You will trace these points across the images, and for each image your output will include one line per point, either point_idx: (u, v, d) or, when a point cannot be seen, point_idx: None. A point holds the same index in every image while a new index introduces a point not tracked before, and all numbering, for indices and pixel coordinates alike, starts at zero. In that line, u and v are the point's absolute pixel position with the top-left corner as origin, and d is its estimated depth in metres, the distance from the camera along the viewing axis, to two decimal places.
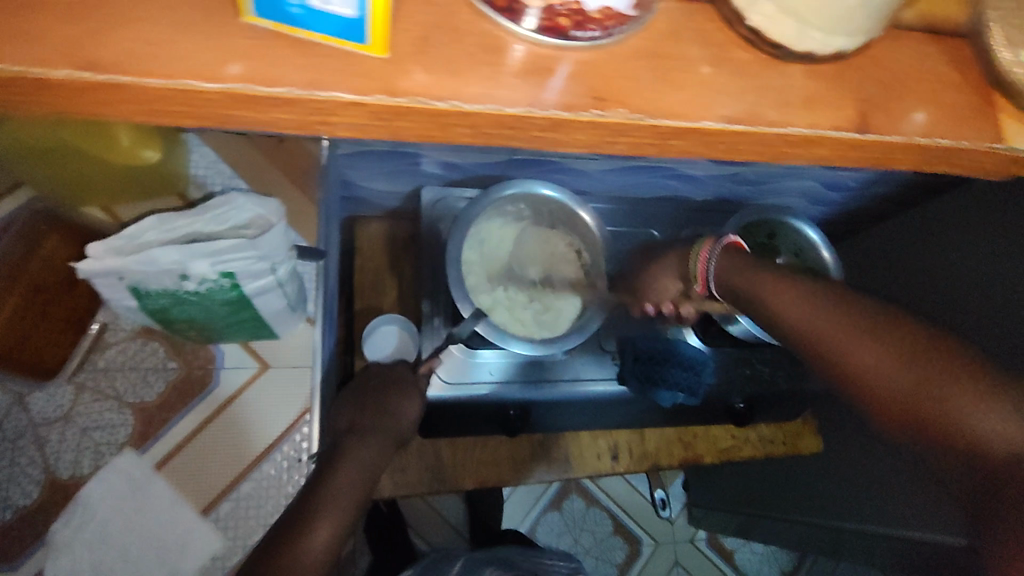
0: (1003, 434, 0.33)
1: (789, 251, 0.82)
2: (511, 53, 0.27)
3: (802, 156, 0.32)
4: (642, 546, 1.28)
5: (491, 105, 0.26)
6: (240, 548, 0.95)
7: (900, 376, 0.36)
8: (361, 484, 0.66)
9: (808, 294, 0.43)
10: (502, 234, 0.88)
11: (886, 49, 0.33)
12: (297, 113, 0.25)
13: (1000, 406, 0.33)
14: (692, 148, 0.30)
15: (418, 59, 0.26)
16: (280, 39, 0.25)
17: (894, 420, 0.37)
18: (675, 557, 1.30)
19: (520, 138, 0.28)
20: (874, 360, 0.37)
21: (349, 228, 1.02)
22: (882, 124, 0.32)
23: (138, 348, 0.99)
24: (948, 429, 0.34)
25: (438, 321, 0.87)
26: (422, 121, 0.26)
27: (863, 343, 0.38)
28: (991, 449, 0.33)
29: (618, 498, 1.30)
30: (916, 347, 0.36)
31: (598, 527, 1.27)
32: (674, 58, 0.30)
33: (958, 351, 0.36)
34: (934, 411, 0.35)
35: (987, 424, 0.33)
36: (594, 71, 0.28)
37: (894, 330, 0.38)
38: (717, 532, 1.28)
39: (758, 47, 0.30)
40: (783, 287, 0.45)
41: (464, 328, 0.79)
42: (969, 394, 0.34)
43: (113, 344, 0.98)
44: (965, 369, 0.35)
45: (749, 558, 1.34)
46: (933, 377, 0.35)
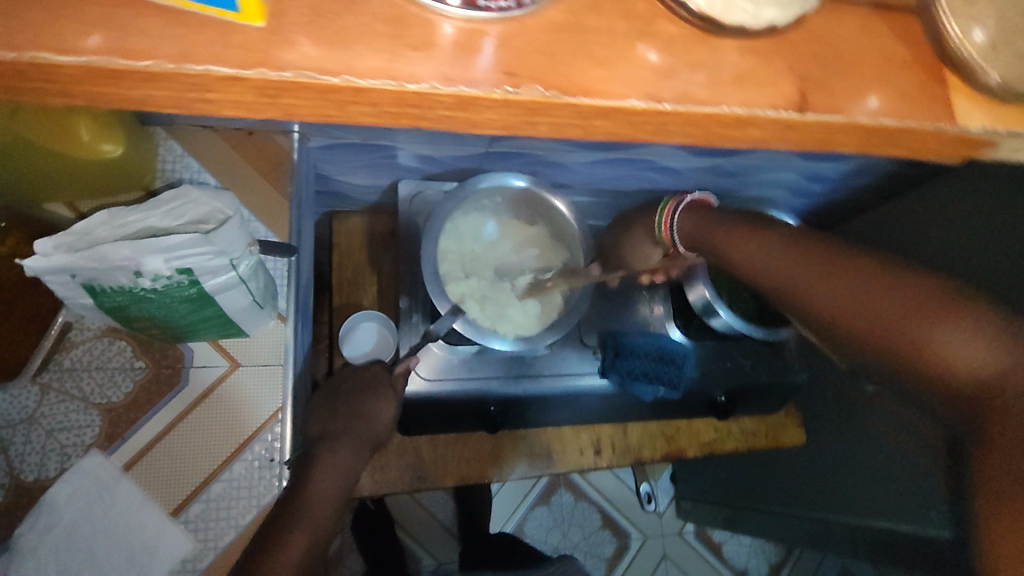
0: (973, 356, 0.33)
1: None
2: (411, 23, 0.25)
3: (738, 138, 0.30)
4: (629, 540, 1.27)
5: (394, 76, 0.24)
6: None
7: (878, 305, 0.38)
8: (337, 488, 0.65)
9: (791, 251, 0.46)
10: (477, 226, 0.85)
11: (826, 24, 0.31)
12: (172, 90, 0.23)
13: (970, 333, 0.33)
14: (618, 129, 0.28)
15: (306, 31, 0.24)
16: (151, 10, 0.23)
17: (865, 340, 0.38)
18: (663, 550, 1.28)
19: (427, 117, 0.26)
20: (858, 300, 0.39)
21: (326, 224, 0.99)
22: (822, 102, 0.30)
23: None
24: (909, 347, 0.35)
25: (417, 317, 0.85)
26: (319, 97, 0.24)
27: (834, 285, 0.41)
28: (963, 370, 0.33)
29: (606, 492, 1.29)
30: (919, 294, 0.36)
31: (587, 521, 1.25)
32: (594, 30, 0.27)
33: (967, 289, 0.35)
34: (892, 337, 0.36)
35: (962, 352, 0.33)
36: (505, 43, 0.26)
37: (888, 276, 0.38)
38: (708, 526, 1.26)
39: (686, 21, 0.28)
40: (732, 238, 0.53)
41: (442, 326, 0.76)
42: (944, 324, 0.34)
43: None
44: (950, 308, 0.34)
45: (738, 549, 1.32)
46: (907, 309, 0.36)
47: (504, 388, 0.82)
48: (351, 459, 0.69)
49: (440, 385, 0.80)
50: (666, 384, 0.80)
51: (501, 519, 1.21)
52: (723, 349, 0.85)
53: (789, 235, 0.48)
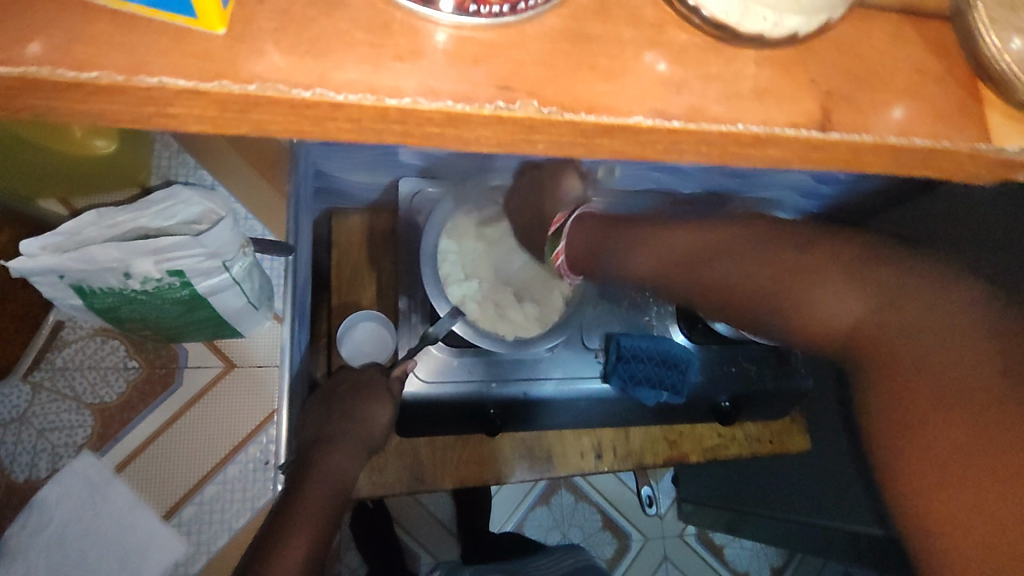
0: (853, 312, 0.48)
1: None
2: (396, 30, 0.23)
3: (757, 159, 0.27)
4: (630, 541, 1.24)
5: (374, 90, 0.22)
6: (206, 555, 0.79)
7: (765, 276, 0.53)
8: (330, 497, 0.65)
9: (696, 237, 0.60)
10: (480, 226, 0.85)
11: (853, 32, 0.28)
12: (127, 107, 0.21)
13: (850, 296, 0.48)
14: (625, 149, 0.26)
15: (277, 40, 0.21)
16: (102, 17, 0.20)
17: (752, 303, 0.55)
18: (664, 552, 1.26)
19: (414, 136, 0.24)
20: (752, 272, 0.54)
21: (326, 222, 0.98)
22: (848, 119, 0.27)
23: (100, 346, 0.85)
24: (789, 306, 0.51)
25: (416, 318, 0.81)
26: (292, 113, 0.22)
27: (726, 261, 0.56)
28: (845, 324, 0.48)
29: (607, 493, 1.26)
30: (787, 262, 0.52)
31: (587, 522, 1.23)
32: (598, 39, 0.25)
33: (850, 254, 0.50)
34: (778, 303, 0.52)
35: (838, 306, 0.48)
36: (500, 53, 0.24)
37: (774, 254, 0.53)
38: (709, 528, 1.24)
39: (699, 29, 0.26)
40: (643, 237, 0.64)
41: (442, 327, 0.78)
42: (822, 287, 0.49)
43: (72, 342, 0.83)
44: (818, 273, 0.50)
45: (739, 552, 1.30)
46: (804, 281, 0.50)
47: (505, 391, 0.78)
48: (345, 463, 0.69)
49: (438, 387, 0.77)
50: (669, 390, 0.79)
51: (502, 518, 1.19)
52: (728, 354, 0.84)
53: (683, 231, 0.61)
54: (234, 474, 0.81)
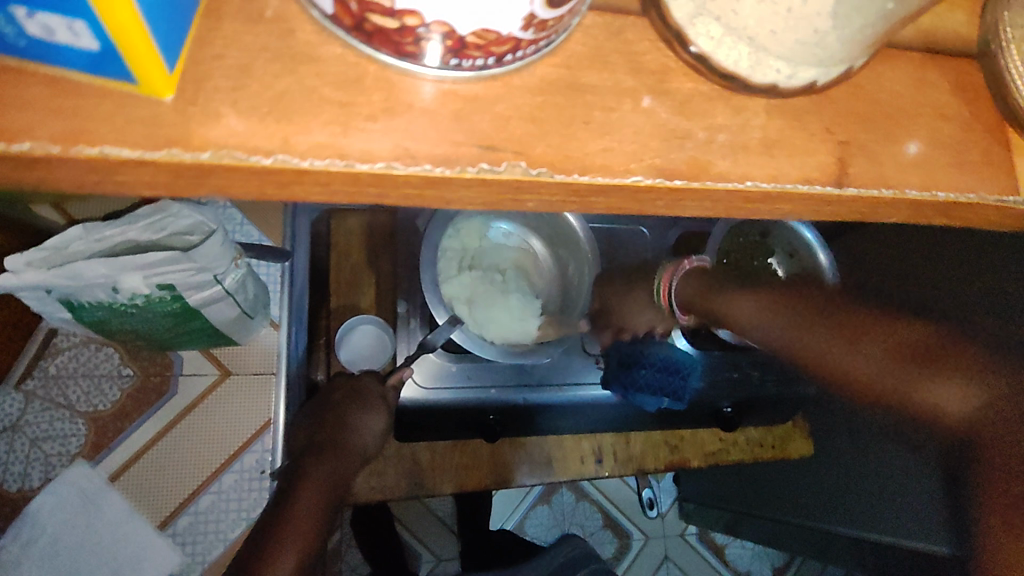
0: (963, 403, 0.40)
1: (781, 252, 0.74)
2: (368, 85, 0.21)
3: (764, 214, 0.25)
4: (631, 540, 1.23)
5: (344, 156, 0.20)
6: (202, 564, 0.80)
7: (869, 361, 0.46)
8: (323, 504, 0.61)
9: (770, 308, 0.54)
10: (478, 230, 0.80)
11: (872, 75, 0.26)
12: (67, 176, 0.19)
13: (957, 382, 0.41)
14: (622, 206, 0.24)
15: (237, 101, 0.19)
16: (36, 78, 0.18)
17: (865, 394, 0.48)
18: (665, 551, 1.24)
19: (391, 198, 0.21)
20: (857, 360, 0.47)
21: (325, 222, 0.88)
22: (866, 172, 0.25)
23: (94, 353, 0.84)
24: (919, 397, 0.43)
25: (415, 322, 0.81)
26: (253, 181, 0.20)
27: (837, 351, 0.48)
28: (952, 411, 0.41)
29: (608, 491, 1.24)
30: (903, 351, 0.44)
31: (588, 521, 1.21)
32: (593, 90, 0.23)
33: (930, 334, 0.45)
34: (904, 383, 0.43)
35: (948, 397, 0.41)
36: (484, 109, 0.21)
37: (893, 330, 0.46)
38: (710, 529, 1.22)
39: (706, 77, 0.24)
40: (728, 298, 0.57)
41: (441, 335, 0.72)
42: (929, 377, 0.42)
43: (66, 351, 0.83)
44: (944, 363, 0.42)
45: (740, 551, 1.28)
46: (905, 365, 0.43)
47: (506, 393, 0.77)
48: (336, 471, 0.65)
49: (434, 394, 0.76)
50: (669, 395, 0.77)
51: (502, 517, 1.17)
52: (730, 360, 0.80)
53: (766, 292, 0.56)
54: (230, 484, 0.82)
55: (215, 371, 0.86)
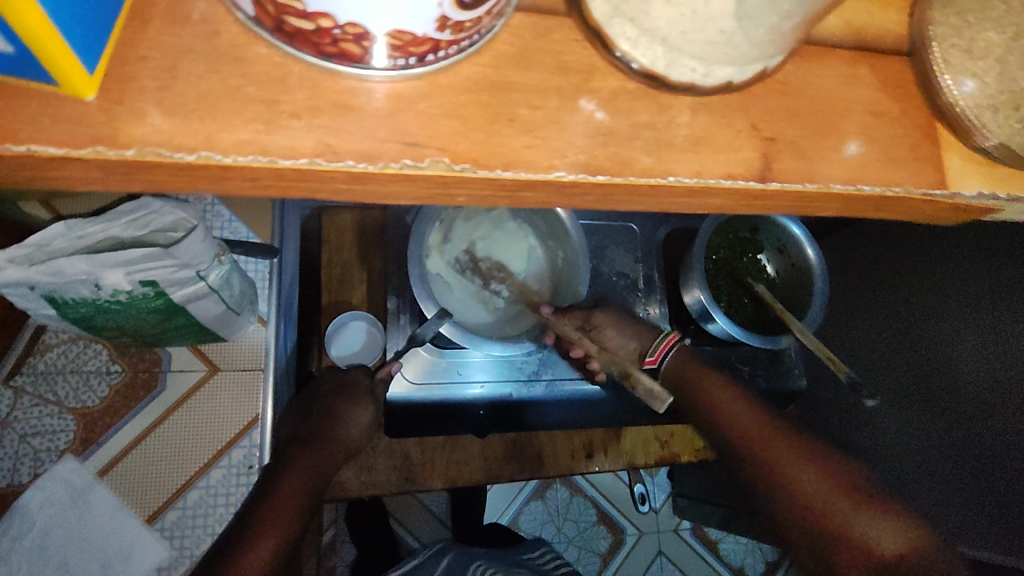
0: (889, 543, 0.44)
1: (770, 248, 0.77)
2: (293, 84, 0.21)
3: (694, 208, 0.26)
4: (624, 535, 1.23)
5: (266, 152, 0.20)
6: (190, 559, 0.78)
7: (814, 486, 0.48)
8: (305, 493, 0.62)
9: (750, 410, 0.58)
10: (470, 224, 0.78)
11: (802, 72, 0.27)
12: (0, 171, 0.19)
13: (884, 522, 0.45)
14: (552, 201, 0.24)
15: (161, 99, 0.20)
16: None
17: (811, 520, 0.47)
18: (657, 547, 1.24)
19: (322, 192, 0.22)
20: (811, 486, 0.48)
21: (316, 218, 0.94)
22: (793, 167, 0.26)
23: (83, 350, 0.84)
24: (844, 532, 0.45)
25: (403, 319, 0.85)
26: (182, 176, 0.20)
27: (790, 460, 0.51)
28: (880, 550, 0.44)
29: (601, 486, 1.25)
30: (848, 493, 0.47)
31: (582, 516, 1.22)
32: (518, 89, 0.23)
33: (858, 479, 0.48)
34: (837, 513, 0.46)
35: (883, 535, 0.44)
36: (409, 108, 0.22)
37: (820, 463, 0.50)
38: (702, 523, 1.22)
39: (632, 76, 0.24)
40: (712, 388, 0.60)
41: (428, 329, 0.73)
42: (865, 514, 0.46)
43: (55, 347, 0.83)
44: (873, 506, 0.46)
45: (734, 547, 1.28)
46: (838, 498, 0.47)
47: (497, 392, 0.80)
48: (318, 464, 0.65)
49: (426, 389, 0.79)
50: None
51: (497, 510, 1.19)
52: (721, 355, 0.79)
53: (741, 395, 0.60)
54: (217, 479, 0.81)
55: (204, 367, 0.86)
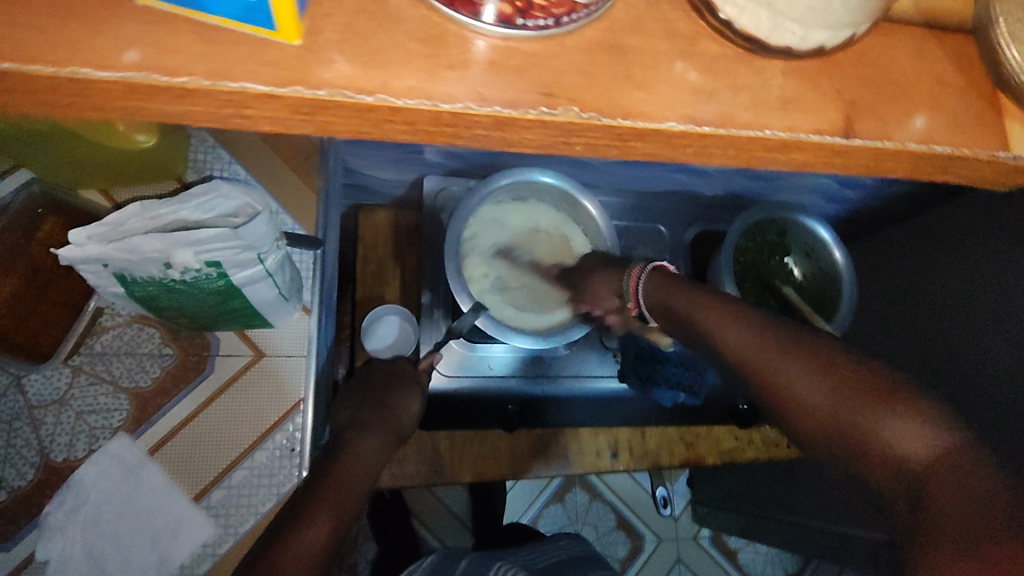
0: (925, 444, 0.30)
1: (797, 252, 0.78)
2: (449, 42, 0.25)
3: (781, 163, 0.29)
4: (643, 542, 1.21)
5: (429, 98, 0.24)
6: (235, 536, 0.81)
7: (819, 396, 0.33)
8: (364, 482, 0.63)
9: (774, 340, 0.37)
10: (502, 212, 0.81)
11: (876, 45, 0.30)
12: (209, 108, 0.23)
13: (912, 418, 0.31)
14: (657, 152, 0.27)
15: (346, 48, 0.24)
16: (188, 27, 0.23)
17: (826, 439, 0.33)
18: (676, 555, 1.23)
19: (463, 138, 0.26)
20: (815, 393, 0.33)
21: (352, 217, 0.96)
22: (871, 128, 0.29)
23: (136, 333, 0.85)
24: (868, 439, 0.31)
25: (438, 314, 0.85)
26: (355, 119, 0.24)
27: (789, 370, 0.35)
28: (912, 456, 0.30)
29: (621, 493, 1.23)
30: (861, 388, 0.32)
31: (601, 522, 1.20)
32: (633, 51, 0.27)
33: (883, 377, 0.33)
34: (852, 420, 0.32)
35: (904, 434, 0.31)
36: (542, 64, 0.26)
37: (840, 369, 0.34)
38: (723, 531, 1.20)
39: (729, 40, 0.28)
40: (698, 307, 0.43)
41: (464, 323, 0.75)
42: (886, 412, 0.31)
43: (111, 329, 0.84)
44: (888, 401, 0.32)
45: (754, 559, 1.26)
46: (867, 406, 0.32)
47: (526, 387, 0.83)
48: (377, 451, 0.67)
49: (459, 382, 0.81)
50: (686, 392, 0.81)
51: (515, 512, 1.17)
52: None
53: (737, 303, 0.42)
54: (262, 459, 0.83)
55: (249, 352, 0.88)
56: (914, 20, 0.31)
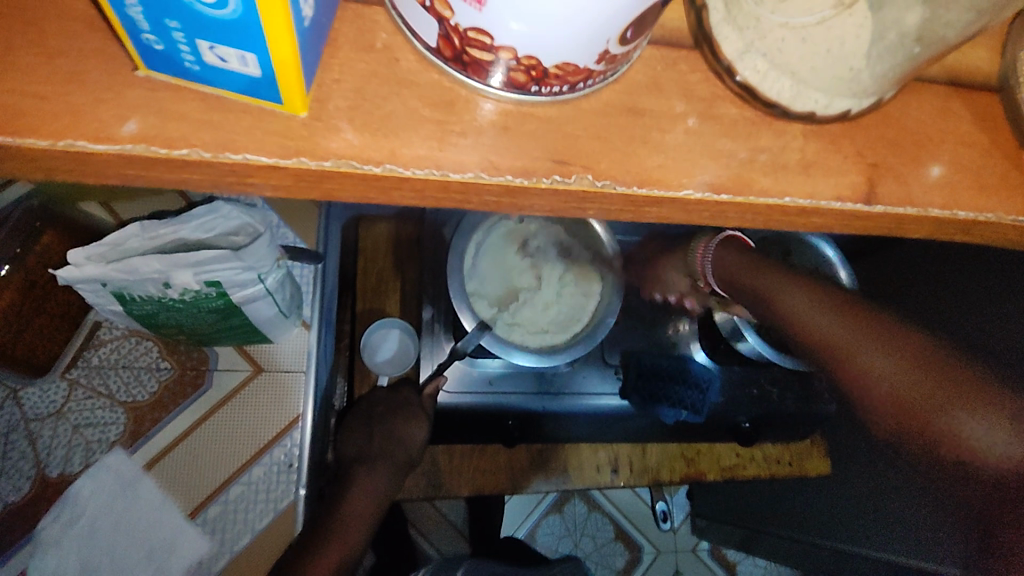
0: (985, 440, 0.36)
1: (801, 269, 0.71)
2: (459, 106, 0.24)
3: (798, 226, 0.28)
4: (641, 553, 1.20)
5: (436, 167, 0.23)
6: (230, 552, 0.79)
7: (897, 374, 0.39)
8: (371, 507, 0.72)
9: (836, 312, 0.45)
10: (503, 240, 0.81)
11: (899, 103, 0.29)
12: (209, 176, 0.22)
13: (988, 415, 0.36)
14: (672, 216, 0.26)
15: (351, 116, 0.23)
16: (186, 95, 0.22)
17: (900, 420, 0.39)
18: (675, 566, 1.21)
19: (473, 204, 0.25)
20: (896, 373, 0.39)
21: (352, 228, 0.93)
22: (893, 192, 0.27)
23: (134, 346, 0.83)
24: (941, 437, 0.37)
25: (439, 329, 0.82)
26: (359, 186, 0.23)
27: (906, 370, 0.39)
28: (978, 446, 0.36)
29: (620, 503, 1.22)
30: (935, 378, 0.38)
31: (599, 533, 1.19)
32: (651, 113, 0.26)
33: (949, 360, 0.39)
34: (930, 421, 0.37)
35: (975, 432, 0.36)
36: (556, 129, 0.25)
37: (906, 343, 0.40)
38: (722, 544, 1.18)
39: (750, 104, 0.26)
40: (780, 289, 0.52)
41: (469, 342, 0.73)
42: (963, 409, 0.37)
43: (109, 343, 0.83)
44: (965, 394, 0.37)
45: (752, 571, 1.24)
46: (933, 390, 0.38)
47: (530, 402, 0.79)
48: (382, 486, 0.74)
49: (464, 396, 0.79)
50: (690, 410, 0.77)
51: (514, 523, 1.15)
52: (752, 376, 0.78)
53: (829, 297, 0.47)
54: (259, 476, 0.81)
55: (247, 368, 0.86)
56: (938, 76, 0.30)
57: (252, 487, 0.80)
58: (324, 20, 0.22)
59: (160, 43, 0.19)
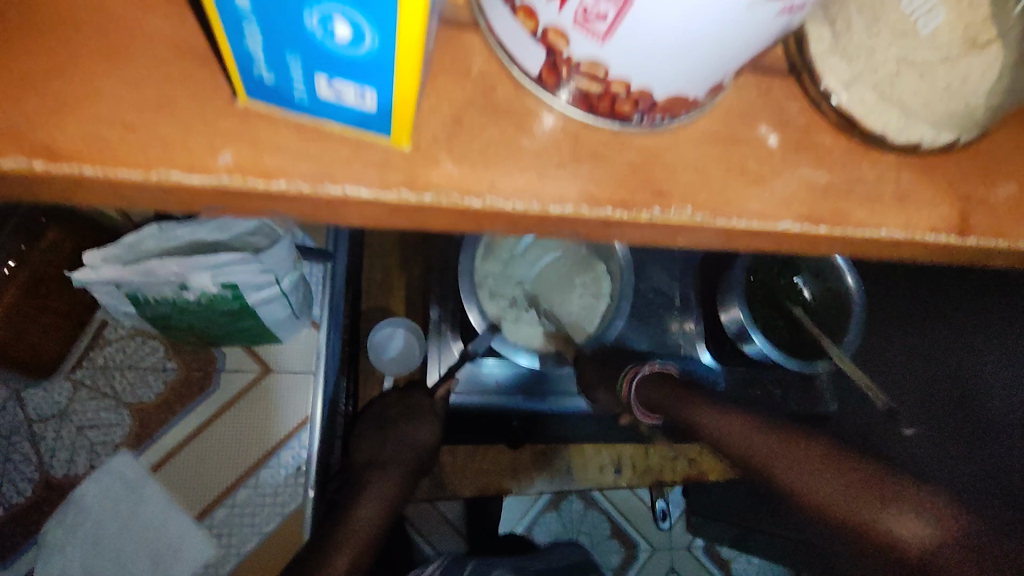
0: (919, 532, 0.32)
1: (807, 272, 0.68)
2: (556, 134, 0.23)
3: (885, 256, 0.27)
4: (638, 551, 1.19)
5: (536, 201, 0.22)
6: (236, 556, 0.77)
7: (832, 486, 0.37)
8: (376, 519, 0.70)
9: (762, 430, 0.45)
10: (517, 241, 0.78)
11: (994, 130, 0.28)
12: (303, 207, 0.21)
13: (912, 508, 0.32)
14: (761, 247, 0.26)
15: (451, 147, 0.22)
16: (283, 123, 0.20)
17: (828, 524, 0.37)
18: (670, 563, 1.21)
19: (563, 234, 0.24)
20: (826, 485, 0.37)
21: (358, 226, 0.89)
22: (987, 224, 0.26)
23: (140, 346, 0.80)
24: (872, 533, 0.34)
25: (447, 330, 0.78)
26: (453, 218, 0.22)
27: (803, 470, 0.39)
28: (912, 547, 0.32)
29: (617, 501, 1.21)
30: (863, 478, 0.36)
31: (595, 530, 1.18)
32: (748, 143, 0.25)
33: (869, 465, 0.37)
34: (862, 516, 0.34)
35: (908, 526, 0.32)
36: (654, 158, 0.24)
37: (834, 458, 0.39)
38: (718, 543, 1.18)
39: (847, 134, 0.26)
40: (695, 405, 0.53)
41: (480, 344, 0.72)
42: (888, 502, 0.33)
43: (115, 342, 0.79)
44: (886, 489, 0.34)
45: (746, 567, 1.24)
46: (860, 491, 0.35)
47: (535, 403, 0.77)
48: (393, 492, 0.72)
49: (475, 393, 0.76)
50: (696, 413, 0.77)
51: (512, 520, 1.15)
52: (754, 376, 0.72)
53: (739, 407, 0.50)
54: (266, 479, 0.80)
55: (255, 368, 0.83)
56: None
57: (260, 491, 0.79)
58: (428, 46, 0.21)
59: (271, 74, 0.18)
